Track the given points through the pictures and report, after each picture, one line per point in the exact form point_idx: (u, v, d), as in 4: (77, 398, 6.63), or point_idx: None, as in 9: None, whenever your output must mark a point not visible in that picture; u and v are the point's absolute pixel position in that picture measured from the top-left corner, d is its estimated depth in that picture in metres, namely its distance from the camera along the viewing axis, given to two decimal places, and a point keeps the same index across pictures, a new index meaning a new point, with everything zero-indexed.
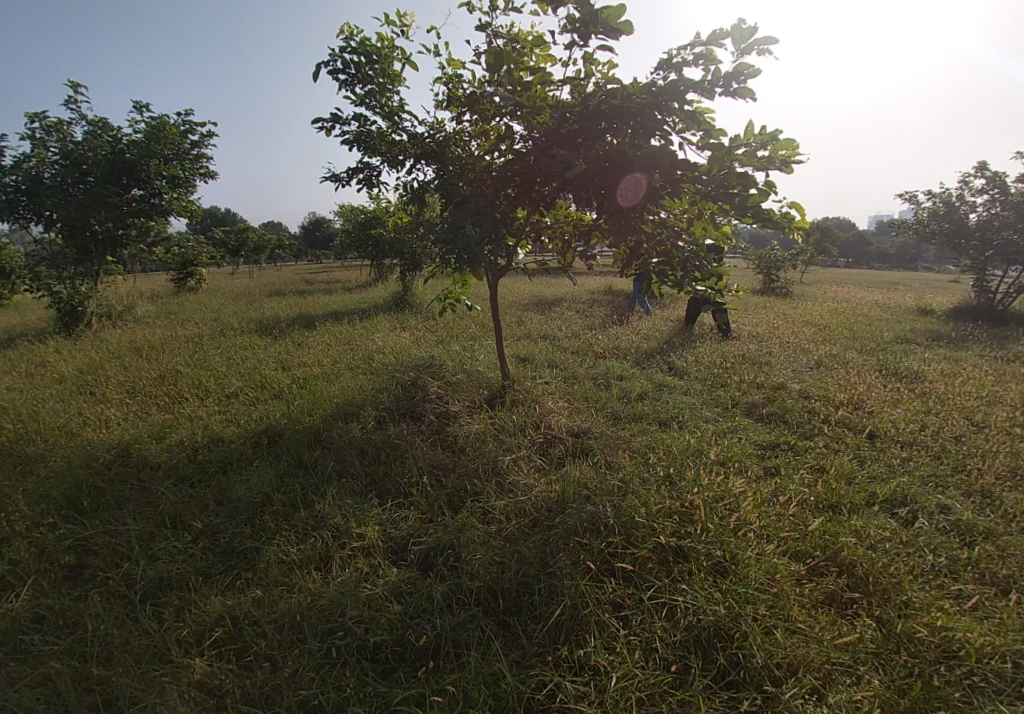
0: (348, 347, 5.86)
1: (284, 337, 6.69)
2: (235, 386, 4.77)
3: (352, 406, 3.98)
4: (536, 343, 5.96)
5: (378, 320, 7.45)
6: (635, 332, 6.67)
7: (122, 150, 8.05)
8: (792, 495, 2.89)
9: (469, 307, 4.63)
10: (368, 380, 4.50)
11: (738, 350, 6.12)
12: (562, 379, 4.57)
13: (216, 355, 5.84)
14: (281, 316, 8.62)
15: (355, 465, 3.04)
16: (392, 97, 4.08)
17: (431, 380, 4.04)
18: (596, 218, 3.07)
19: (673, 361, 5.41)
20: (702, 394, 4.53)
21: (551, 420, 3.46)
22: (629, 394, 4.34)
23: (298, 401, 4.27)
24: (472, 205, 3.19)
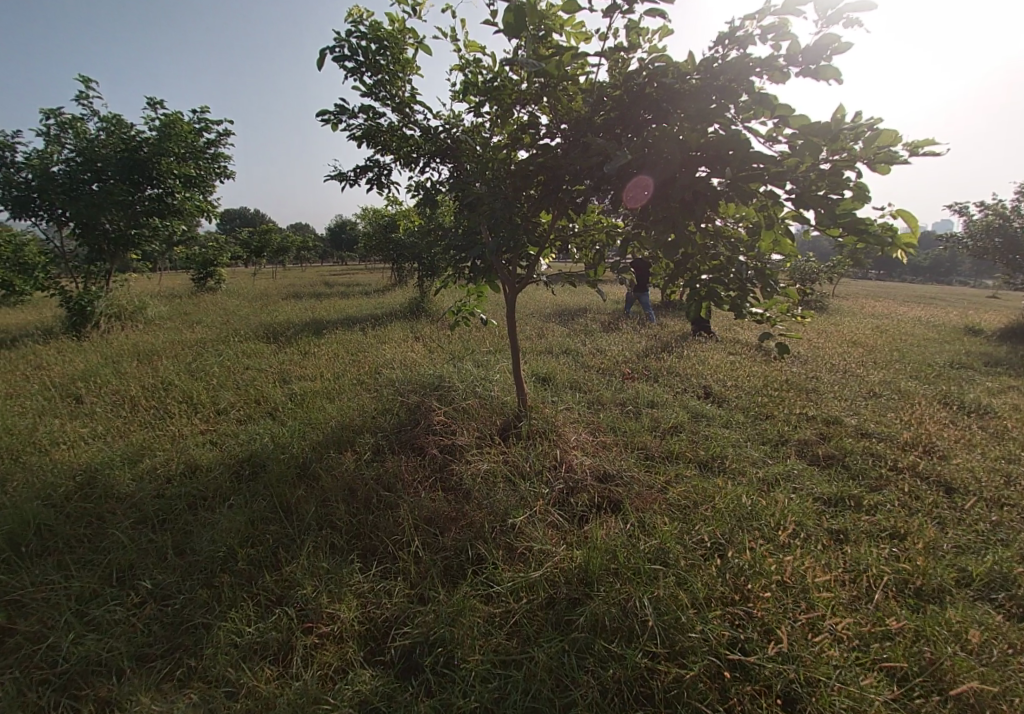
0: (355, 358, 5.43)
1: (288, 344, 6.28)
2: (227, 401, 4.37)
3: (346, 431, 3.52)
4: (556, 359, 5.45)
5: (390, 328, 7.01)
6: (665, 349, 6.10)
7: (135, 147, 7.78)
8: (868, 575, 2.34)
9: (483, 321, 4.15)
10: (369, 399, 4.04)
11: (782, 373, 5.53)
12: (585, 404, 4.05)
13: (214, 363, 5.46)
14: (292, 320, 8.29)
15: (339, 511, 2.59)
16: (404, 88, 3.62)
17: (436, 403, 3.56)
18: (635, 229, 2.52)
19: (710, 385, 4.85)
20: (744, 428, 3.97)
21: (572, 460, 2.96)
22: (662, 425, 3.80)
23: (289, 422, 3.83)
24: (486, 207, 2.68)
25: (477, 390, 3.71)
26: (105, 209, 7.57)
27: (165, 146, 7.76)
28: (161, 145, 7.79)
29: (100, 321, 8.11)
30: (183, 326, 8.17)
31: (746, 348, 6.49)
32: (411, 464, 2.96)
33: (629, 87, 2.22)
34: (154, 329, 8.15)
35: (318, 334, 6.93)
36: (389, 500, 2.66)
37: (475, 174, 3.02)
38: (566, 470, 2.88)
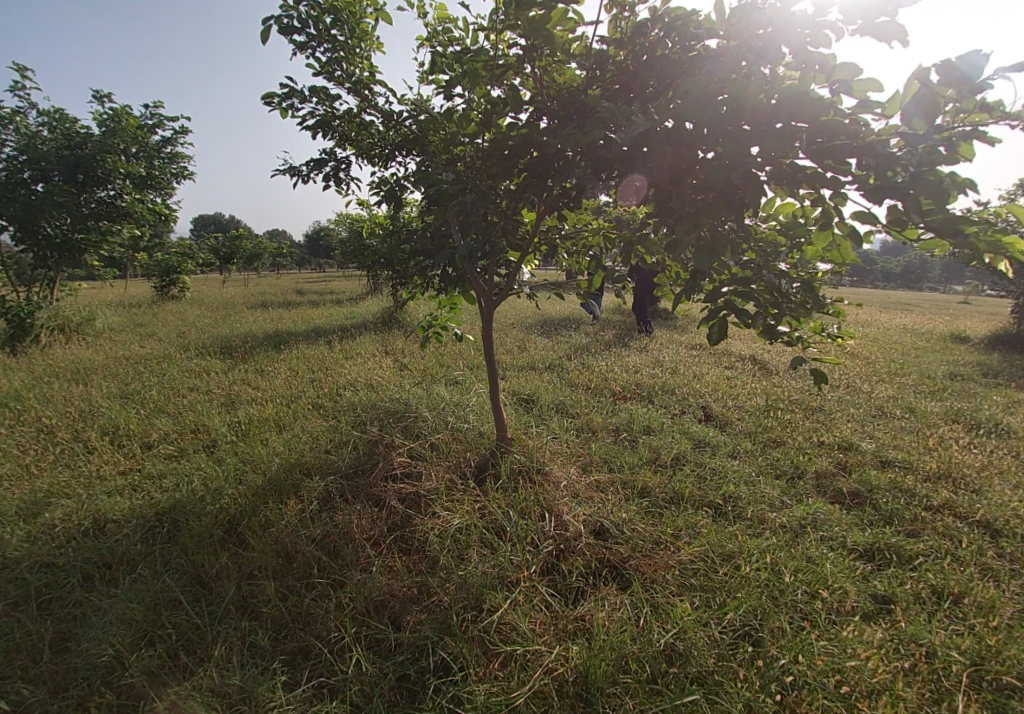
0: (315, 376, 4.85)
1: (242, 361, 5.63)
2: (159, 434, 3.75)
3: (292, 473, 2.96)
4: (540, 376, 4.93)
5: (358, 341, 6.41)
6: (657, 363, 5.63)
7: (77, 144, 7.04)
8: (934, 666, 1.89)
9: (457, 338, 3.61)
10: (323, 428, 3.47)
11: (785, 389, 5.11)
12: (574, 431, 3.54)
13: (154, 384, 4.80)
14: (256, 332, 7.67)
15: (269, 591, 2.06)
16: (364, 68, 3.07)
17: (400, 435, 3.02)
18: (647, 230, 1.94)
19: (711, 405, 4.39)
20: (754, 460, 3.49)
21: (561, 510, 2.45)
22: (662, 457, 3.31)
23: (227, 460, 3.25)
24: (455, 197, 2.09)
25: (450, 414, 3.17)
26: (44, 212, 6.83)
27: (111, 142, 7.06)
28: (106, 141, 7.08)
29: (41, 335, 7.29)
30: (135, 340, 7.49)
31: (744, 360, 6.06)
32: (366, 519, 2.43)
33: (636, 49, 1.73)
34: (102, 342, 7.44)
35: (279, 348, 6.30)
36: (334, 573, 2.13)
37: (443, 168, 2.51)
38: (554, 523, 2.36)
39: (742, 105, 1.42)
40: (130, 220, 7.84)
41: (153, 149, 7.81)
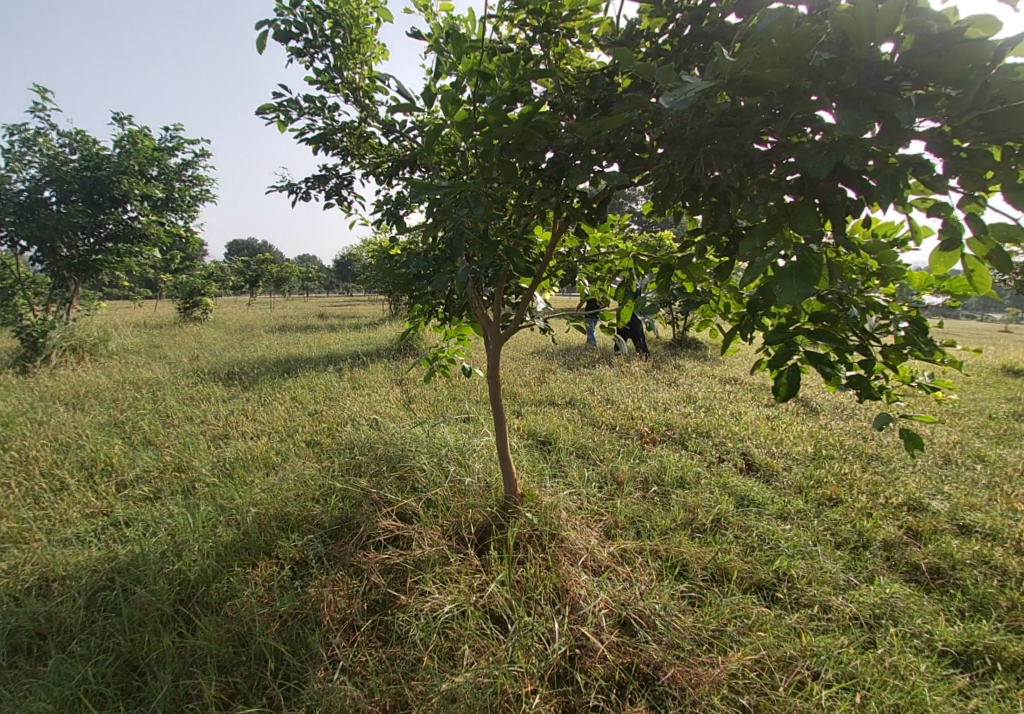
0: (317, 406, 4.51)
1: (245, 388, 5.32)
2: (137, 471, 3.41)
3: (268, 528, 2.57)
4: (559, 412, 4.49)
5: (368, 369, 6.05)
6: (690, 400, 5.12)
7: (96, 164, 6.97)
8: None
9: (465, 373, 3.21)
10: (312, 471, 3.09)
11: (835, 431, 4.56)
12: (596, 482, 3.08)
13: (147, 412, 4.50)
14: (269, 356, 7.45)
15: (210, 694, 1.67)
16: (365, 74, 2.74)
17: (393, 486, 2.62)
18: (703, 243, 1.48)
19: (752, 450, 3.88)
20: (808, 524, 2.97)
21: (576, 594, 2.01)
22: (700, 520, 2.82)
23: (202, 507, 2.89)
24: (447, 204, 1.63)
25: (453, 461, 2.76)
26: (61, 232, 6.76)
27: (128, 164, 6.99)
28: (122, 162, 7.00)
29: (53, 355, 7.15)
30: (146, 362, 7.32)
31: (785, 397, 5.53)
32: (342, 594, 2.03)
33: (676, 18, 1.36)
34: (113, 363, 7.27)
35: (287, 373, 6.00)
36: (293, 674, 1.74)
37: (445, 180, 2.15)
38: (567, 615, 1.94)
39: (841, 68, 0.98)
40: (147, 242, 7.74)
41: (171, 171, 7.73)
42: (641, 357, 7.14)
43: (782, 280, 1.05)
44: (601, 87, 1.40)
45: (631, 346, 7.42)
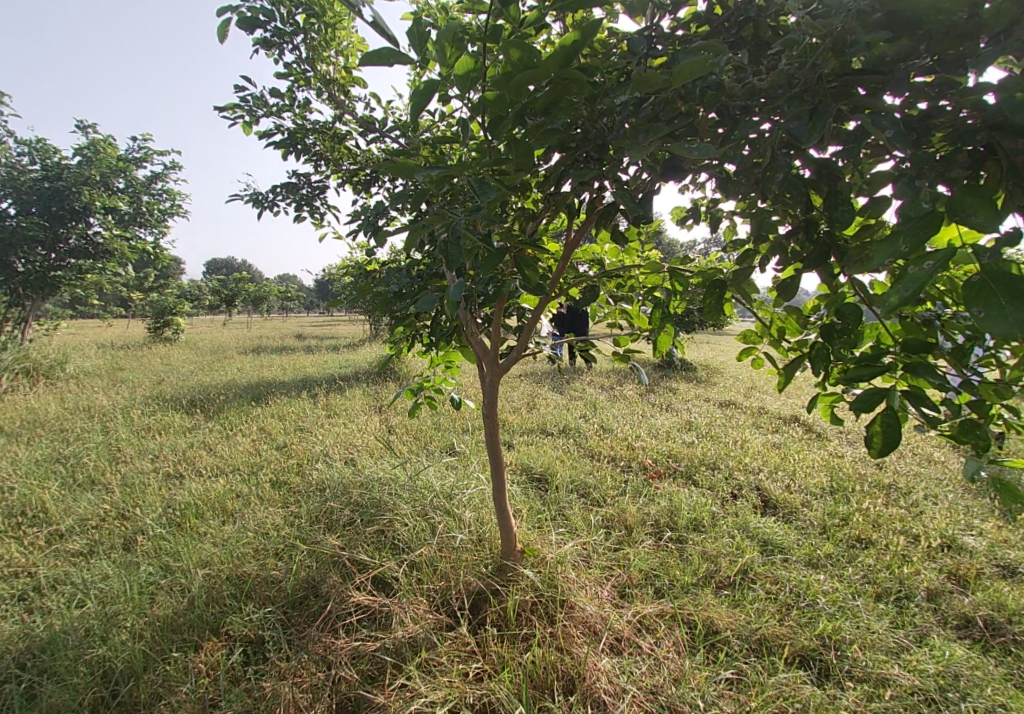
0: (286, 439, 4.06)
1: (209, 418, 4.84)
2: (72, 519, 2.93)
3: (218, 599, 2.15)
4: (554, 443, 4.12)
5: (345, 395, 5.61)
6: (690, 427, 4.80)
7: (56, 175, 6.46)
8: None
9: (453, 404, 2.84)
10: (277, 521, 2.67)
11: (845, 458, 4.28)
12: (603, 528, 2.71)
13: (94, 445, 3.99)
14: (239, 380, 6.96)
15: None
16: (340, 67, 2.38)
17: (369, 544, 2.22)
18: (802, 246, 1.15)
19: (766, 484, 3.56)
20: (841, 573, 2.65)
21: (596, 686, 1.64)
22: (724, 574, 2.47)
23: (145, 569, 2.45)
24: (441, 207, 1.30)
25: (440, 511, 2.38)
26: (14, 246, 6.22)
27: (89, 175, 6.51)
28: (83, 172, 6.52)
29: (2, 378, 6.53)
30: (108, 386, 6.75)
31: (787, 422, 5.24)
32: (306, 692, 1.63)
33: None
34: (70, 387, 6.68)
35: (255, 401, 5.51)
36: None
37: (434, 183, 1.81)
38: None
39: None
40: (111, 258, 7.23)
41: (138, 184, 7.27)
42: (632, 379, 6.83)
43: (984, 302, 0.75)
44: (641, 54, 0.99)
45: (622, 368, 7.11)
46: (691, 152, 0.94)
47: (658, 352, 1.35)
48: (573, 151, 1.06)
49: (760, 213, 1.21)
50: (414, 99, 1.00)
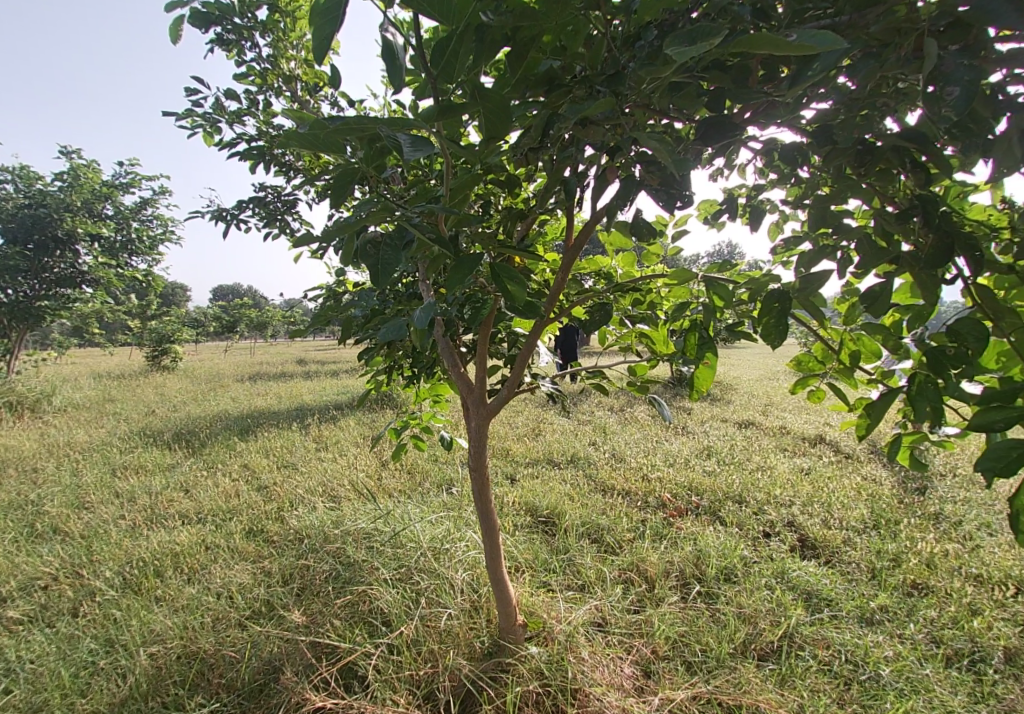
0: (267, 477, 3.70)
1: (190, 455, 4.48)
2: (17, 579, 2.44)
3: (162, 690, 1.75)
4: (561, 476, 3.75)
5: (338, 426, 5.24)
6: (710, 453, 4.41)
7: (39, 202, 6.24)
8: None
9: (443, 443, 2.49)
10: (244, 580, 2.22)
11: (883, 482, 3.86)
12: (620, 584, 2.33)
13: (58, 486, 3.61)
14: (228, 411, 6.63)
15: None
16: (304, 64, 2.05)
17: (341, 618, 1.85)
18: (903, 218, 0.86)
19: (800, 518, 3.17)
20: (902, 632, 2.25)
21: None
22: (766, 639, 2.11)
23: (88, 648, 1.94)
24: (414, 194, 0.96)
25: (427, 573, 2.02)
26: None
27: (72, 201, 6.29)
28: (65, 199, 6.29)
29: None
30: (92, 419, 6.44)
31: (812, 443, 4.84)
32: None
33: None
34: (52, 420, 6.38)
35: (241, 434, 5.17)
36: None
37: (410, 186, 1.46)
38: None
39: None
40: (99, 287, 6.98)
41: (126, 211, 7.06)
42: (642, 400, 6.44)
43: None
44: None
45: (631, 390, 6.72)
46: (791, 47, 0.60)
47: (698, 394, 0.98)
48: (574, 94, 0.76)
49: (822, 202, 0.97)
50: (310, 15, 0.70)
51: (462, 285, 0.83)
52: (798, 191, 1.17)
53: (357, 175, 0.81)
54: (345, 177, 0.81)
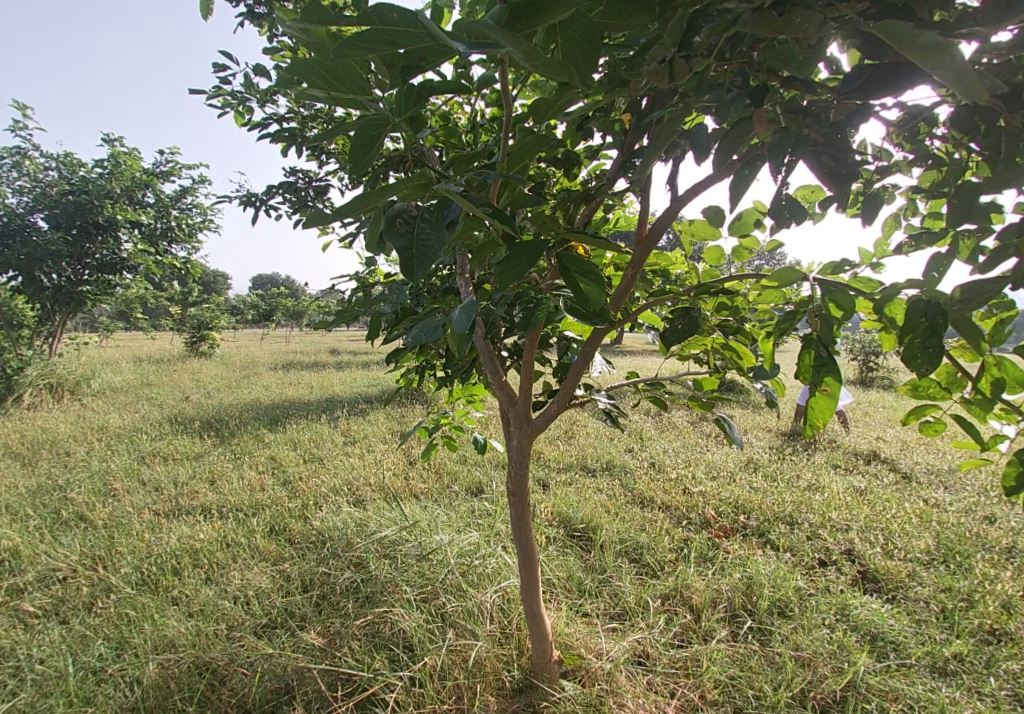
0: (292, 471, 3.61)
1: (218, 445, 4.44)
2: (36, 570, 2.39)
3: (168, 704, 1.63)
4: (596, 485, 3.55)
5: (367, 421, 5.16)
6: (754, 466, 4.15)
7: (81, 188, 6.31)
8: None
9: (476, 447, 2.33)
10: (262, 584, 2.10)
11: (949, 507, 3.52)
12: (663, 613, 2.14)
13: (87, 472, 3.60)
14: (259, 400, 6.61)
15: None
16: None
17: (360, 641, 1.71)
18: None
19: (858, 545, 2.90)
20: (981, 687, 1.98)
21: None
22: (827, 688, 1.87)
23: (98, 652, 1.83)
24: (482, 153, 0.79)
25: (454, 593, 1.87)
26: (39, 260, 6.09)
27: (112, 188, 6.35)
28: (105, 186, 6.36)
29: None
30: (126, 403, 6.52)
31: (865, 460, 4.50)
32: None
33: None
34: (87, 402, 6.48)
35: (269, 424, 5.12)
36: None
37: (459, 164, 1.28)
38: None
39: None
40: (138, 273, 7.07)
41: (166, 199, 7.13)
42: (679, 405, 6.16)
43: None
44: None
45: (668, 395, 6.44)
46: None
47: (811, 429, 0.79)
48: None
49: (968, 189, 0.82)
50: None
51: (520, 279, 0.68)
52: (931, 178, 0.96)
53: (390, 129, 0.66)
54: (373, 131, 0.65)
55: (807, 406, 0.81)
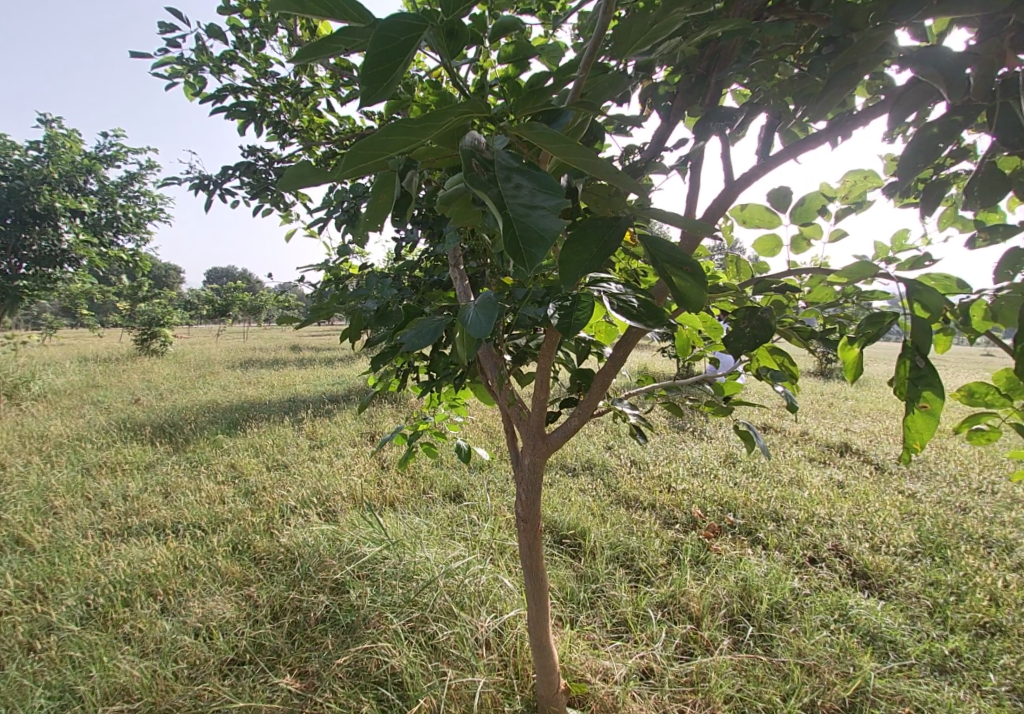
0: (255, 480, 3.36)
1: (173, 452, 4.12)
2: None
3: None
4: (579, 486, 3.44)
5: (335, 422, 4.91)
6: (734, 460, 4.12)
7: (13, 174, 5.79)
8: None
9: (460, 454, 2.16)
10: (227, 614, 1.88)
11: (924, 497, 3.56)
12: (663, 624, 2.04)
13: (23, 488, 3.26)
14: (216, 402, 6.23)
15: None
16: None
17: (343, 681, 1.54)
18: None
19: (844, 540, 2.87)
20: (981, 685, 1.94)
21: None
22: (835, 695, 1.80)
23: (36, 706, 1.60)
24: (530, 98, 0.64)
25: (445, 618, 1.71)
26: None
27: (49, 173, 5.85)
28: (42, 171, 5.85)
29: None
30: (68, 407, 6.03)
31: (839, 451, 4.54)
32: None
33: None
34: (24, 407, 5.96)
35: (230, 428, 4.81)
36: None
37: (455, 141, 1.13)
38: None
39: None
40: (81, 266, 6.55)
41: (111, 187, 6.64)
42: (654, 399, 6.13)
43: None
44: None
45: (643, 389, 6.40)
46: None
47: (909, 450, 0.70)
48: None
49: None
50: None
51: (586, 272, 0.64)
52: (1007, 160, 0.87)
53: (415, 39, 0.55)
54: (387, 44, 0.55)
55: (903, 421, 0.71)
